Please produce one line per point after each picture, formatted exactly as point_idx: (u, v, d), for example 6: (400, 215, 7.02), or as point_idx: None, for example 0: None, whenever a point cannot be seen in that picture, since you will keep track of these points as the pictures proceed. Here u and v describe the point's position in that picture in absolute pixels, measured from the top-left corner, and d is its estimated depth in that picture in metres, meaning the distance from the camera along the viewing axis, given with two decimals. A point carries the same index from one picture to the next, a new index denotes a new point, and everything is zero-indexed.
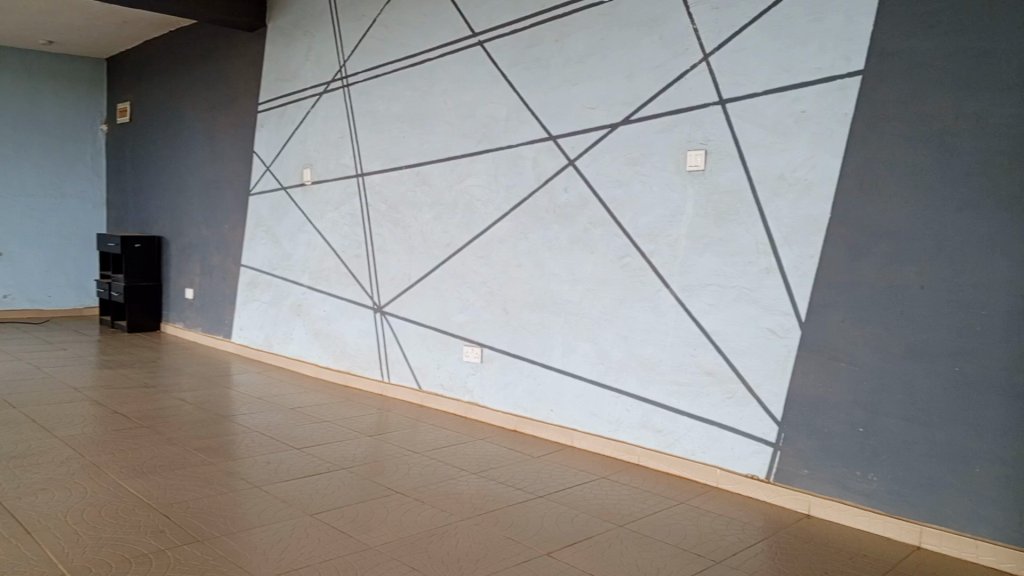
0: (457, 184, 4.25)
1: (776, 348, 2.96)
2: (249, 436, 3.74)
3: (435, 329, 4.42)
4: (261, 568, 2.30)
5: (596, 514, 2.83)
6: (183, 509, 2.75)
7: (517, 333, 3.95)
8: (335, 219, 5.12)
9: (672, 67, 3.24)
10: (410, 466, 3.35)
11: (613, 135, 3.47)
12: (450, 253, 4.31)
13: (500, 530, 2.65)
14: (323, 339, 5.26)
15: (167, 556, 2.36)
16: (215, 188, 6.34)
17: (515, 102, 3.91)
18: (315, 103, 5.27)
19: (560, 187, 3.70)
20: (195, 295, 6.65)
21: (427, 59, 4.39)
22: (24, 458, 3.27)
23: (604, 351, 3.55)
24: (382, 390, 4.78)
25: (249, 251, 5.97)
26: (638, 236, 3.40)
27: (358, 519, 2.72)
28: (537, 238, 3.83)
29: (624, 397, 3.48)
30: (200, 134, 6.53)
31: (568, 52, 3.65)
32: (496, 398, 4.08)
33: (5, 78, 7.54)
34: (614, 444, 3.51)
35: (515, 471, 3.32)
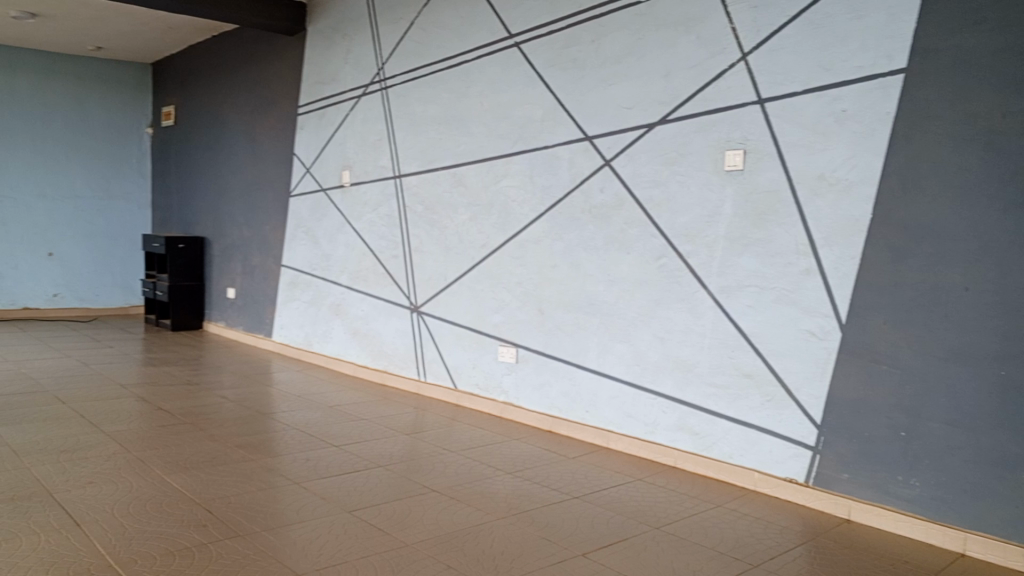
0: (493, 185, 4.27)
1: (816, 351, 2.92)
2: (289, 433, 3.80)
3: (471, 329, 4.44)
4: (300, 562, 2.34)
5: (632, 516, 2.82)
6: (225, 504, 2.81)
7: (552, 333, 3.95)
8: (373, 221, 5.18)
9: (710, 66, 3.22)
10: (446, 465, 3.38)
11: (650, 136, 3.46)
12: (486, 253, 4.33)
13: (536, 531, 2.65)
14: (361, 338, 5.32)
15: (209, 549, 2.41)
16: (256, 189, 6.45)
17: (551, 103, 3.92)
18: (353, 106, 5.33)
19: (596, 188, 3.70)
20: (237, 294, 6.77)
21: (464, 61, 4.42)
22: (73, 452, 3.37)
23: (640, 352, 3.53)
24: (418, 389, 4.82)
25: (289, 251, 6.06)
26: (675, 236, 3.38)
27: (395, 517, 2.74)
28: (573, 238, 3.82)
29: (661, 399, 3.46)
30: (241, 137, 6.65)
31: (605, 53, 3.64)
32: (531, 399, 4.09)
33: (55, 83, 7.77)
34: (650, 446, 3.50)
35: (551, 471, 3.32)
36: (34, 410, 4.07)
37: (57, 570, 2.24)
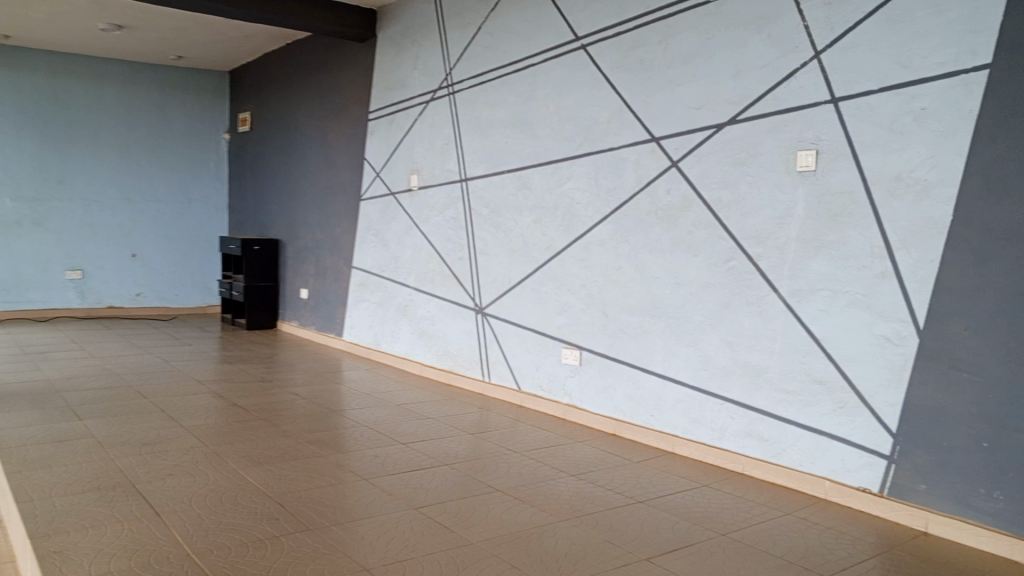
0: (558, 187, 4.28)
1: (892, 357, 2.83)
2: (357, 430, 3.89)
3: (535, 331, 4.45)
4: (368, 557, 2.39)
5: (696, 522, 2.79)
6: (296, 498, 2.89)
7: (617, 337, 3.94)
8: (440, 223, 5.25)
9: (782, 65, 3.16)
10: (510, 465, 3.40)
11: (719, 136, 3.41)
12: (550, 255, 4.34)
13: (599, 534, 2.65)
14: (427, 338, 5.40)
15: (281, 542, 2.49)
16: (328, 193, 6.61)
17: (617, 104, 3.90)
18: (422, 111, 5.42)
19: (663, 189, 3.66)
20: (309, 294, 6.96)
21: (529, 65, 4.45)
22: (154, 445, 3.52)
23: (707, 357, 3.48)
24: (482, 389, 4.86)
25: (359, 253, 6.20)
26: (745, 239, 3.32)
27: (460, 515, 2.78)
28: (638, 240, 3.80)
29: (728, 405, 3.40)
30: (314, 141, 6.83)
31: (673, 54, 3.61)
32: (595, 402, 4.08)
33: (138, 91, 8.13)
34: (717, 452, 3.45)
35: (615, 475, 3.30)
36: (119, 404, 4.27)
37: (140, 556, 2.35)
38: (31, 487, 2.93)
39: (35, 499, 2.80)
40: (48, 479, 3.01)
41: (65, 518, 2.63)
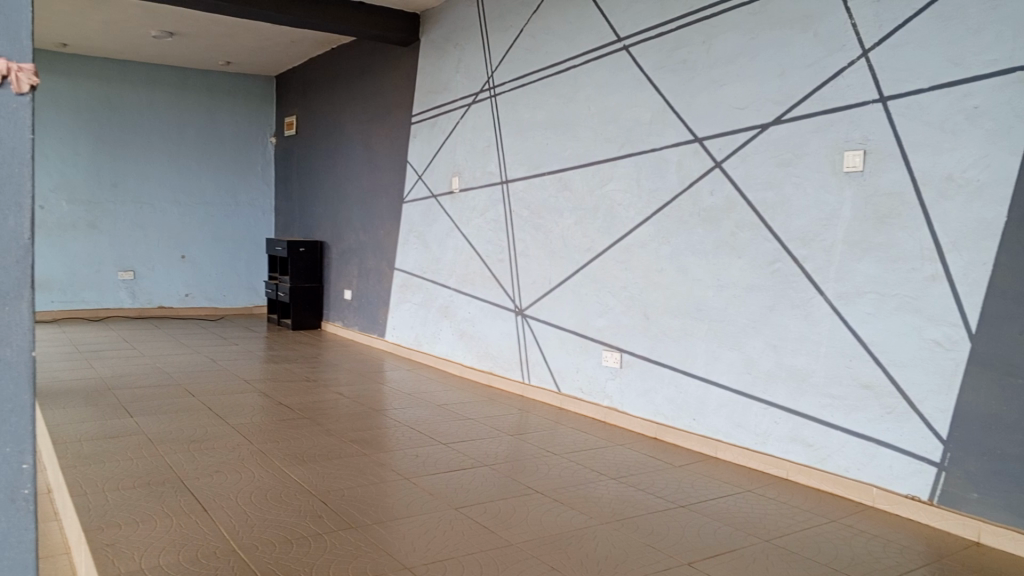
0: (599, 189, 4.27)
1: (942, 361, 2.76)
2: (399, 430, 3.93)
3: (575, 333, 4.45)
4: (409, 556, 2.42)
5: (739, 528, 2.76)
6: (339, 496, 2.94)
7: (658, 340, 3.91)
8: (481, 225, 5.27)
9: (828, 64, 3.11)
10: (551, 467, 3.40)
11: (763, 136, 3.37)
12: (591, 257, 4.33)
13: (640, 537, 2.63)
14: (468, 339, 5.42)
15: (325, 539, 2.53)
16: (372, 195, 6.70)
17: (659, 105, 3.88)
18: (463, 114, 5.45)
19: (706, 190, 3.63)
20: (353, 295, 7.05)
21: (571, 66, 4.45)
22: (202, 442, 3.61)
23: (751, 360, 3.44)
24: (522, 391, 4.87)
25: (402, 255, 6.26)
26: (790, 240, 3.27)
27: (501, 516, 2.79)
28: (680, 242, 3.77)
29: (773, 409, 3.36)
30: (358, 144, 6.92)
31: (716, 54, 3.58)
32: (636, 404, 4.05)
33: (188, 96, 8.33)
34: (761, 457, 3.40)
35: (656, 479, 3.28)
36: (168, 401, 4.39)
37: (188, 550, 2.41)
38: (85, 481, 3.03)
39: (89, 493, 2.89)
40: (102, 474, 3.11)
41: (118, 512, 2.71)
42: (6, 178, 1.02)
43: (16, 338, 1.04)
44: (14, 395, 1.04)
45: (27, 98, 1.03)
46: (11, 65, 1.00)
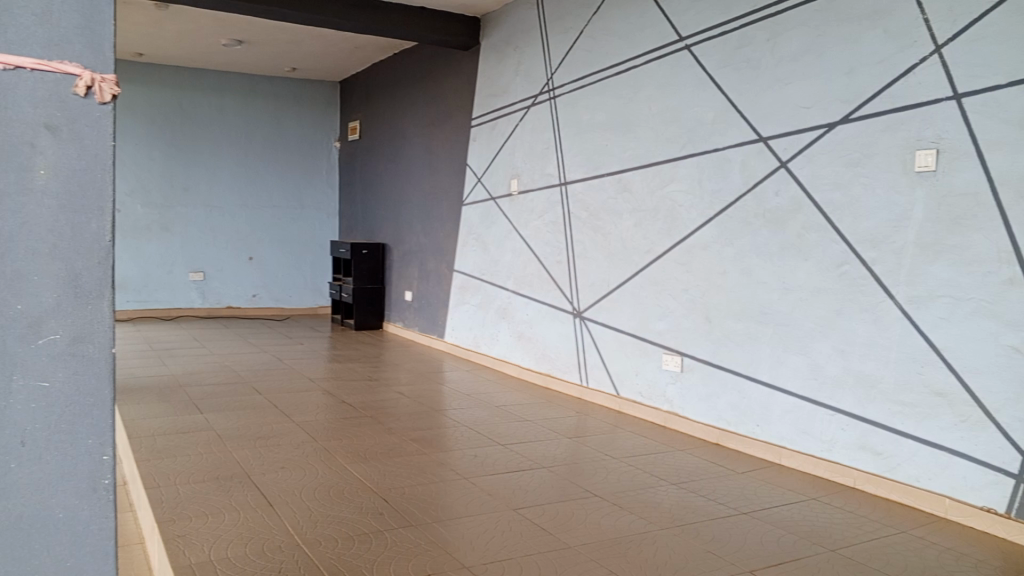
0: (660, 190, 4.23)
1: (1020, 369, 2.65)
2: (458, 430, 3.97)
3: (634, 336, 4.42)
4: (468, 555, 2.44)
5: (803, 536, 2.69)
6: (400, 494, 2.99)
7: (720, 343, 3.85)
8: (539, 227, 5.28)
9: (899, 61, 3.01)
10: (609, 470, 3.38)
11: (831, 136, 3.28)
12: (651, 259, 4.29)
13: (700, 543, 2.60)
14: (526, 341, 5.44)
15: (386, 537, 2.57)
16: (433, 198, 6.78)
17: (722, 104, 3.82)
18: (523, 116, 5.47)
19: (771, 191, 3.56)
20: (414, 296, 7.15)
21: (631, 67, 4.43)
22: (268, 439, 3.71)
23: (818, 365, 3.36)
24: (580, 394, 4.86)
25: (462, 257, 6.31)
26: (859, 243, 3.18)
27: (559, 518, 2.79)
28: (744, 243, 3.71)
29: (840, 416, 3.27)
30: (419, 147, 7.01)
31: (781, 52, 3.51)
32: (698, 409, 4.00)
33: (257, 102, 8.58)
34: (827, 465, 3.32)
35: (718, 485, 3.23)
36: (236, 399, 4.52)
37: (255, 544, 2.48)
38: (159, 474, 3.15)
39: (161, 486, 3.01)
40: (173, 468, 3.23)
41: (188, 504, 2.81)
42: (90, 184, 1.07)
43: (98, 335, 1.09)
44: (95, 389, 1.10)
45: (110, 107, 1.08)
46: (95, 75, 1.05)
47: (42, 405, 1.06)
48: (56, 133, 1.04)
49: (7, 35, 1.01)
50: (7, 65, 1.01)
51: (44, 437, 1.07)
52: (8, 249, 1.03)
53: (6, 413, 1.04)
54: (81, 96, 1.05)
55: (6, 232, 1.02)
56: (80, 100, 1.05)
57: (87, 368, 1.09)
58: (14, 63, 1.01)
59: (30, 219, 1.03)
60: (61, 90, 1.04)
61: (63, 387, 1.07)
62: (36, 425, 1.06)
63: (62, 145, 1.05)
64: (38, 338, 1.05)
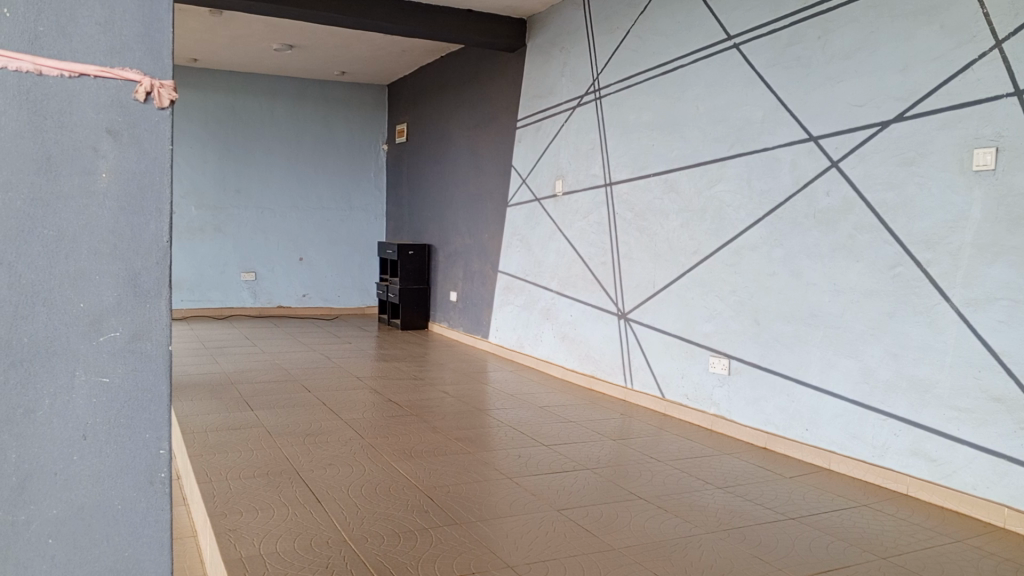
0: (708, 190, 4.18)
1: None
2: (502, 430, 3.98)
3: (680, 338, 4.38)
4: (511, 555, 2.45)
5: (853, 543, 2.64)
6: (445, 492, 3.01)
7: (769, 346, 3.79)
8: (584, 227, 5.27)
9: (956, 57, 2.93)
10: (654, 473, 3.36)
11: (884, 134, 3.21)
12: (697, 260, 4.25)
13: (747, 548, 2.57)
14: (570, 342, 5.43)
15: (431, 534, 2.59)
16: (478, 199, 6.81)
17: (772, 103, 3.77)
18: (568, 117, 5.47)
19: (821, 191, 3.50)
20: (459, 297, 7.20)
21: (678, 67, 4.39)
22: (318, 436, 3.78)
23: (869, 369, 3.29)
24: (625, 396, 4.83)
25: (507, 258, 6.33)
26: (913, 244, 3.10)
27: (603, 519, 2.79)
28: (793, 244, 3.65)
29: (892, 421, 3.19)
30: (465, 149, 7.06)
31: (833, 50, 3.44)
32: (745, 413, 3.94)
33: (307, 105, 8.73)
34: (879, 470, 3.24)
35: (765, 489, 3.19)
36: (286, 396, 4.61)
37: (302, 539, 2.52)
38: (211, 470, 3.23)
39: (213, 480, 3.09)
40: (225, 463, 3.31)
41: (239, 499, 2.89)
42: (148, 186, 1.11)
43: (156, 333, 1.13)
44: (153, 383, 1.14)
45: (168, 111, 1.12)
46: (154, 81, 1.09)
47: (103, 399, 1.10)
48: (117, 137, 1.09)
49: (72, 43, 1.05)
50: (72, 73, 1.05)
51: (104, 432, 1.11)
52: (72, 250, 1.07)
53: (69, 407, 1.08)
54: (141, 101, 1.09)
55: (70, 232, 1.06)
56: (140, 105, 1.09)
57: (145, 364, 1.13)
58: (77, 70, 1.05)
59: (92, 221, 1.08)
60: (122, 96, 1.08)
61: (123, 382, 1.11)
62: (96, 419, 1.10)
63: (123, 150, 1.09)
64: (99, 335, 1.09)
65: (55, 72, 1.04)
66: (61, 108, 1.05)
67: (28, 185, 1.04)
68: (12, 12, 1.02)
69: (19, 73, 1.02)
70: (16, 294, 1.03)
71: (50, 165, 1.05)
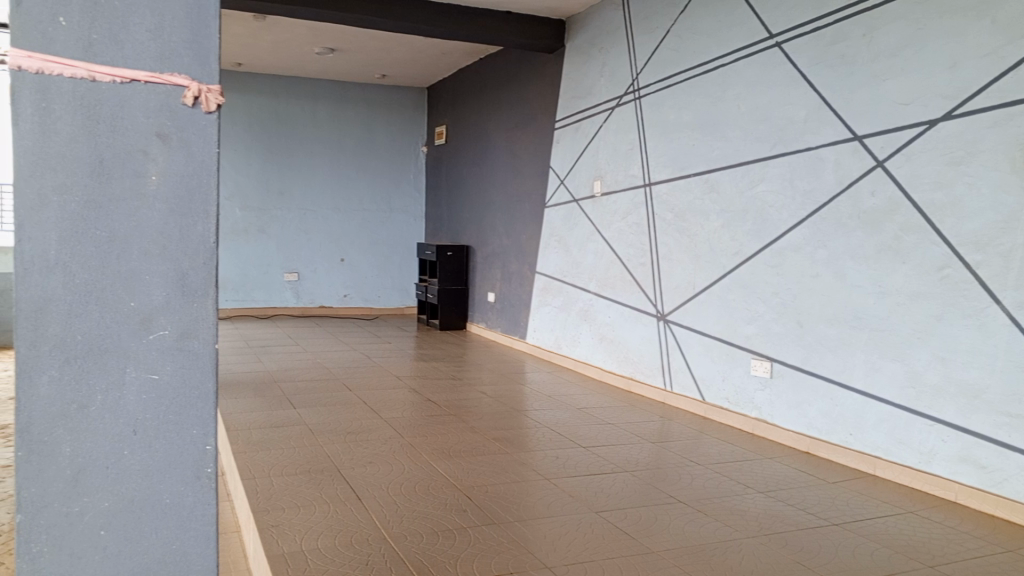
0: (749, 190, 4.13)
1: None
2: (540, 431, 3.99)
3: (721, 340, 4.33)
4: (549, 555, 2.45)
5: (900, 551, 2.58)
6: (483, 492, 3.03)
7: (812, 349, 3.73)
8: (622, 228, 5.25)
9: (1008, 54, 2.85)
10: (694, 476, 3.33)
11: (931, 133, 3.14)
12: (739, 261, 4.20)
13: (789, 554, 2.53)
14: (608, 344, 5.41)
15: (470, 534, 2.61)
16: (516, 200, 6.82)
17: (815, 103, 3.71)
18: (607, 117, 5.45)
19: (866, 191, 3.43)
20: (497, 297, 7.22)
21: (719, 66, 4.35)
22: (358, 434, 3.83)
23: (916, 373, 3.21)
24: (664, 398, 4.79)
25: (544, 259, 6.34)
26: (961, 245, 3.03)
27: (642, 522, 2.77)
28: (837, 246, 3.59)
29: (940, 426, 3.12)
30: (503, 150, 7.07)
31: (878, 47, 3.38)
32: (788, 417, 3.88)
33: (348, 107, 8.84)
34: (926, 477, 3.17)
35: (808, 494, 3.14)
36: (327, 395, 4.68)
37: (343, 536, 2.56)
38: (255, 466, 3.29)
39: (257, 477, 3.14)
40: (269, 460, 3.37)
41: (282, 496, 2.93)
42: (197, 188, 1.14)
43: (203, 332, 1.16)
44: (200, 381, 1.16)
45: (215, 116, 1.14)
46: (201, 86, 1.12)
47: (152, 396, 1.13)
48: (166, 141, 1.12)
49: (124, 50, 1.09)
50: (123, 79, 1.08)
51: (153, 428, 1.14)
52: (123, 250, 1.10)
53: (120, 403, 1.12)
54: (188, 106, 1.12)
55: (122, 232, 1.10)
56: (188, 110, 1.12)
57: (192, 362, 1.16)
58: (128, 76, 1.08)
59: (142, 223, 1.11)
60: (171, 101, 1.11)
61: (171, 379, 1.14)
62: (146, 415, 1.14)
63: (172, 153, 1.12)
64: (149, 333, 1.12)
65: (108, 78, 1.07)
66: (113, 113, 1.09)
67: (82, 189, 1.07)
68: (67, 22, 1.06)
69: (73, 80, 1.06)
70: (70, 293, 1.08)
71: (103, 168, 1.08)
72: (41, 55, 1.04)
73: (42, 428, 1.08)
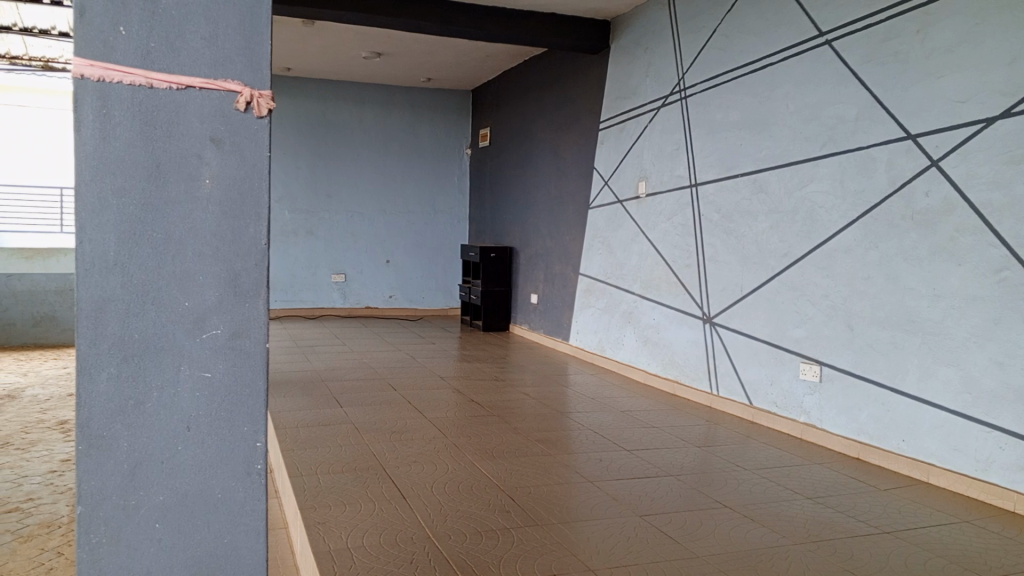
0: (798, 190, 4.06)
1: None
2: (584, 433, 3.98)
3: (769, 343, 4.27)
4: (593, 557, 2.45)
5: (954, 561, 2.51)
6: (526, 493, 3.04)
7: (863, 352, 3.65)
8: (667, 229, 5.20)
9: None
10: (741, 481, 3.29)
11: (989, 131, 3.04)
12: (788, 262, 4.13)
13: (839, 561, 2.48)
14: (652, 346, 5.37)
15: (514, 534, 2.62)
16: (560, 201, 6.81)
17: (867, 101, 3.63)
18: (653, 118, 5.41)
19: (920, 191, 3.35)
20: (540, 299, 7.23)
21: (767, 64, 4.29)
22: (402, 433, 3.87)
23: (972, 378, 3.12)
24: (710, 402, 4.74)
25: (588, 260, 6.32)
26: (1021, 246, 2.93)
27: (687, 527, 2.75)
28: (890, 248, 3.51)
29: (996, 433, 3.03)
30: (547, 151, 7.07)
31: (933, 43, 3.29)
32: (838, 422, 3.80)
33: (393, 110, 8.94)
34: (982, 486, 3.07)
35: (859, 502, 3.07)
36: (373, 395, 4.73)
37: (388, 534, 2.59)
38: (302, 464, 3.35)
39: (305, 475, 3.20)
40: (315, 458, 3.42)
41: (329, 494, 2.98)
42: (248, 191, 1.16)
43: (254, 331, 1.18)
44: (251, 379, 1.19)
45: (266, 120, 1.17)
46: (253, 92, 1.15)
47: (205, 393, 1.17)
48: (220, 145, 1.15)
49: (179, 57, 1.12)
50: (179, 85, 1.12)
51: (206, 424, 1.17)
52: (178, 251, 1.13)
53: (175, 400, 1.15)
54: (241, 111, 1.15)
55: (177, 233, 1.13)
56: (240, 115, 1.15)
57: (243, 360, 1.18)
58: (184, 83, 1.12)
59: (196, 224, 1.14)
60: (225, 106, 1.14)
61: (223, 377, 1.17)
62: (199, 412, 1.17)
63: (225, 157, 1.15)
64: (203, 333, 1.16)
65: (164, 84, 1.11)
66: (168, 119, 1.12)
67: (139, 193, 1.11)
68: (127, 31, 1.10)
69: (132, 87, 1.10)
70: (129, 293, 1.12)
71: (160, 172, 1.12)
72: (101, 64, 1.08)
73: (101, 424, 1.12)
